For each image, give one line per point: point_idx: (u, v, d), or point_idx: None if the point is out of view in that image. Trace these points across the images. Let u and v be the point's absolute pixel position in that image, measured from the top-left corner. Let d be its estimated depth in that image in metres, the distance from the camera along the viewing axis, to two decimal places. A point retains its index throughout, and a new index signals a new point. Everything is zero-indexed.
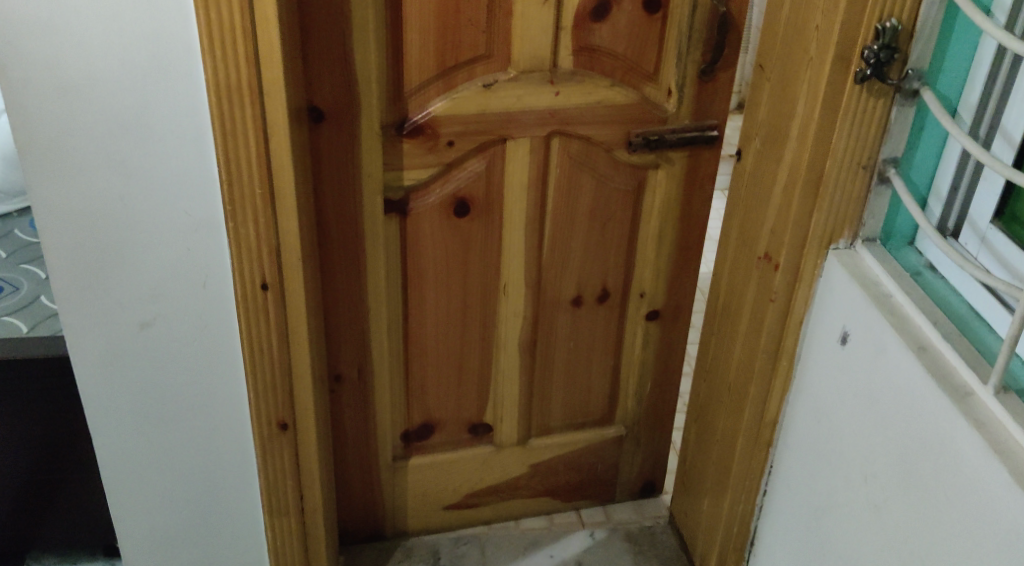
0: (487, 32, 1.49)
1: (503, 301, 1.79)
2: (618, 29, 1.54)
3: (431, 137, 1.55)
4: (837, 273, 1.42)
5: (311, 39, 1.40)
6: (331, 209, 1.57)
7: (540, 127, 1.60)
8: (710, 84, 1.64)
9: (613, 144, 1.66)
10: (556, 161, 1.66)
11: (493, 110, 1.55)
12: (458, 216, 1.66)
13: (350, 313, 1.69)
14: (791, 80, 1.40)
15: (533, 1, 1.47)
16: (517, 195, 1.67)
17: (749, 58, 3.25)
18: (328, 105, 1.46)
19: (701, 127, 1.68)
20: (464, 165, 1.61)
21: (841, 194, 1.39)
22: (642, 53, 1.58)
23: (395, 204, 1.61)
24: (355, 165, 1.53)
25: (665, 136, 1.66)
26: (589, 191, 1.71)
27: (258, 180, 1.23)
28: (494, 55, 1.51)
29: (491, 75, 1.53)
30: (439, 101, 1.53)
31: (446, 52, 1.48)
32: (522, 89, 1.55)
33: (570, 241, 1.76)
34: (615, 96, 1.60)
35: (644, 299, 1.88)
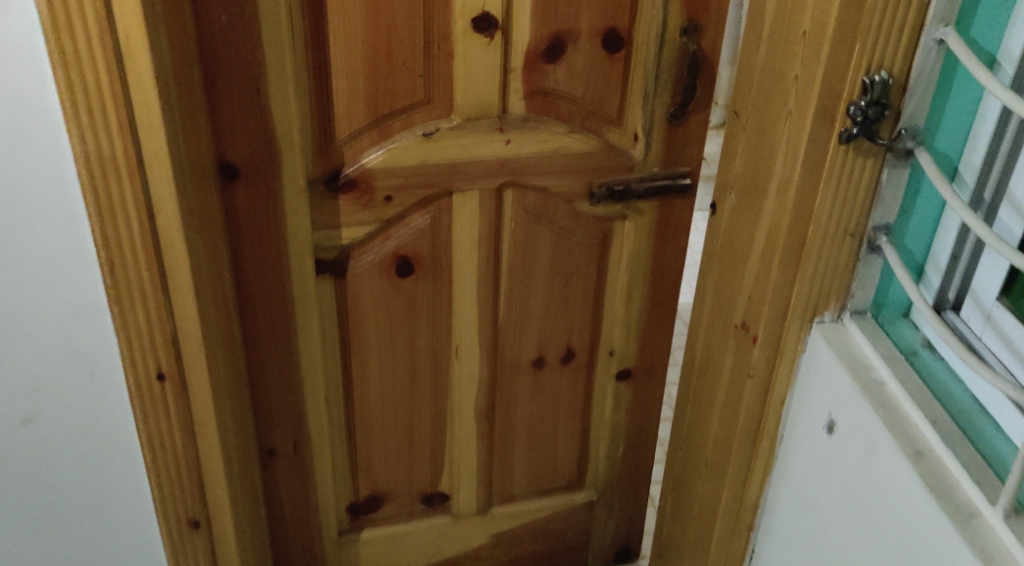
0: (425, 77, 1.31)
1: (456, 365, 1.62)
2: (575, 70, 1.37)
3: (366, 193, 1.37)
4: (822, 351, 1.24)
5: (219, 89, 1.23)
6: (253, 274, 1.39)
7: (491, 178, 1.42)
8: (681, 128, 1.46)
9: (574, 195, 1.49)
10: (510, 214, 1.48)
11: (436, 161, 1.38)
12: (400, 276, 1.48)
13: (281, 383, 1.52)
14: (768, 132, 1.22)
15: (476, 42, 1.29)
16: (467, 253, 1.49)
17: (731, 72, 3.08)
18: (243, 160, 1.29)
19: (671, 174, 1.50)
20: (405, 221, 1.43)
21: (826, 264, 1.21)
22: (604, 96, 1.41)
23: (328, 265, 1.44)
24: (278, 225, 1.36)
25: (631, 185, 1.49)
26: (548, 246, 1.54)
27: (145, 260, 1.06)
28: (434, 101, 1.34)
29: (432, 123, 1.35)
30: (373, 152, 1.35)
31: (378, 99, 1.31)
32: (468, 137, 1.37)
33: (529, 298, 1.59)
34: (574, 143, 1.43)
35: (613, 358, 1.71)
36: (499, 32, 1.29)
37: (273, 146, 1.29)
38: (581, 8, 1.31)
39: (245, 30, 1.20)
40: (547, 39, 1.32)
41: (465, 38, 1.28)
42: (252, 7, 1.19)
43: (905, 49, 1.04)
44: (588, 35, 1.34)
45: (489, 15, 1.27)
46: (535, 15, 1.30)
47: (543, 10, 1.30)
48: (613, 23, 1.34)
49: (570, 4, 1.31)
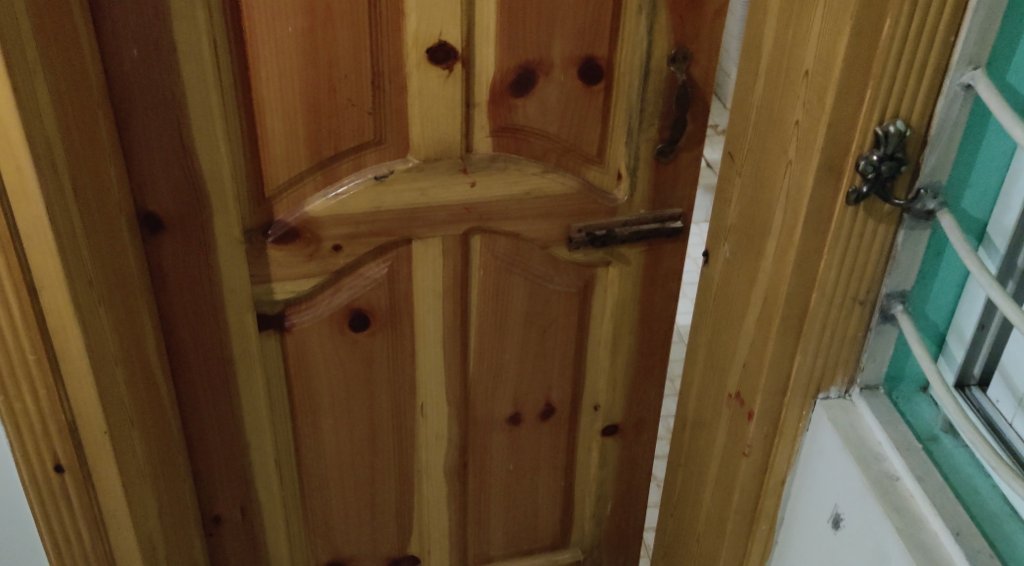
0: (374, 115, 1.15)
1: (422, 424, 1.46)
2: (548, 104, 1.20)
3: (311, 243, 1.21)
4: (827, 434, 1.08)
5: (134, 132, 1.07)
6: (186, 333, 1.24)
7: (454, 224, 1.26)
8: (669, 166, 1.30)
9: (550, 241, 1.33)
10: (478, 262, 1.32)
11: (391, 207, 1.21)
12: (355, 330, 1.33)
13: (225, 449, 1.37)
14: (766, 182, 1.05)
15: (432, 75, 1.13)
16: (430, 304, 1.34)
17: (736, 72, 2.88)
18: (166, 210, 1.13)
19: (659, 218, 1.34)
20: (358, 272, 1.28)
21: (832, 335, 1.05)
22: (581, 132, 1.24)
23: (272, 321, 1.28)
24: (211, 281, 1.21)
25: (614, 230, 1.33)
26: (522, 295, 1.38)
27: (30, 345, 0.93)
28: (387, 141, 1.18)
29: (386, 165, 1.19)
30: (318, 198, 1.19)
31: (322, 140, 1.15)
32: (427, 180, 1.21)
33: (502, 352, 1.43)
34: (549, 185, 1.26)
35: (599, 412, 1.55)
36: (458, 63, 1.13)
37: (201, 195, 1.13)
38: (554, 35, 1.15)
39: (160, 66, 1.04)
40: (515, 70, 1.16)
41: (419, 71, 1.12)
42: (167, 40, 1.03)
43: (925, 96, 0.88)
44: (562, 65, 1.18)
45: (446, 44, 1.11)
46: (500, 44, 1.13)
47: (509, 38, 1.13)
48: (590, 52, 1.17)
49: (541, 31, 1.14)
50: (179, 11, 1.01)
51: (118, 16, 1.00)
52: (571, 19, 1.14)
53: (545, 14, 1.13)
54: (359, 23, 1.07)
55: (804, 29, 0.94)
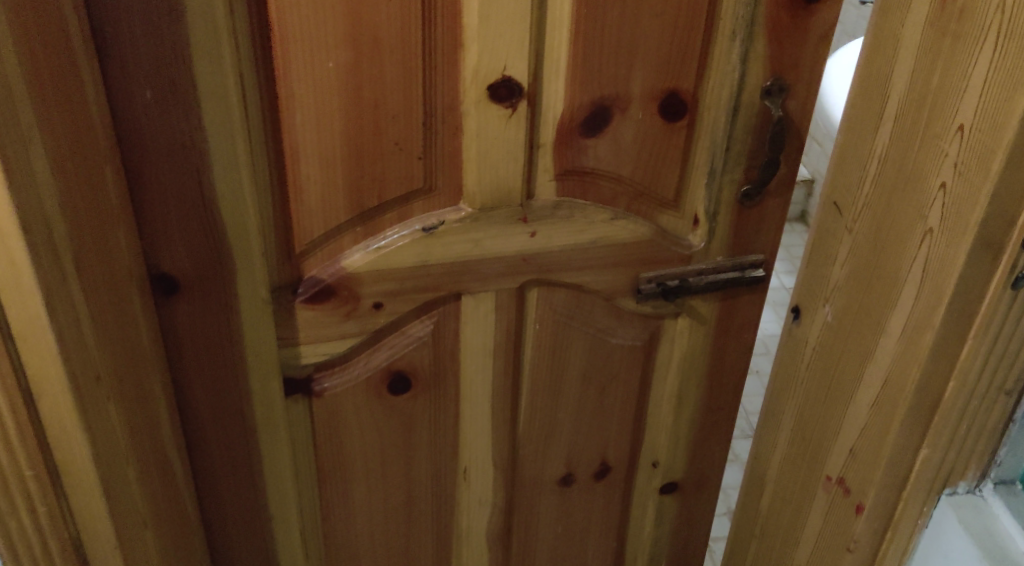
0: (424, 159, 0.98)
1: (464, 490, 1.30)
2: (623, 143, 1.04)
3: (348, 301, 1.05)
4: (956, 536, 0.92)
5: (147, 184, 0.90)
6: (203, 408, 1.07)
7: (510, 276, 1.10)
8: (754, 210, 1.14)
9: (616, 292, 1.17)
10: (534, 316, 1.17)
11: (440, 261, 1.05)
12: (394, 393, 1.16)
13: (245, 531, 1.20)
14: (894, 248, 0.89)
15: (494, 114, 0.96)
16: (479, 364, 1.18)
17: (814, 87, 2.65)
18: (183, 271, 0.96)
19: (738, 265, 1.18)
20: (400, 331, 1.11)
21: (967, 425, 0.90)
22: (657, 174, 1.09)
23: (299, 385, 1.11)
24: (233, 347, 1.03)
25: (688, 279, 1.17)
26: (581, 351, 1.22)
27: (27, 459, 0.78)
28: (437, 187, 1.02)
29: (436, 214, 1.03)
30: (358, 250, 1.02)
31: (363, 190, 0.98)
32: (482, 230, 1.05)
33: (556, 411, 1.27)
34: (619, 233, 1.10)
35: (657, 469, 1.39)
36: (524, 100, 0.96)
37: (224, 256, 0.96)
38: (634, 67, 0.98)
39: (178, 112, 0.87)
40: (587, 106, 1.00)
41: (479, 110, 0.95)
42: (186, 80, 0.85)
43: None
44: (641, 100, 1.01)
45: (512, 80, 0.94)
46: (572, 77, 0.97)
47: (583, 71, 0.97)
48: (673, 85, 1.01)
49: (619, 62, 0.97)
50: (201, 47, 0.84)
51: (129, 53, 0.83)
52: (655, 47, 0.98)
53: (625, 42, 0.96)
54: (412, 56, 0.91)
55: (959, 74, 0.78)
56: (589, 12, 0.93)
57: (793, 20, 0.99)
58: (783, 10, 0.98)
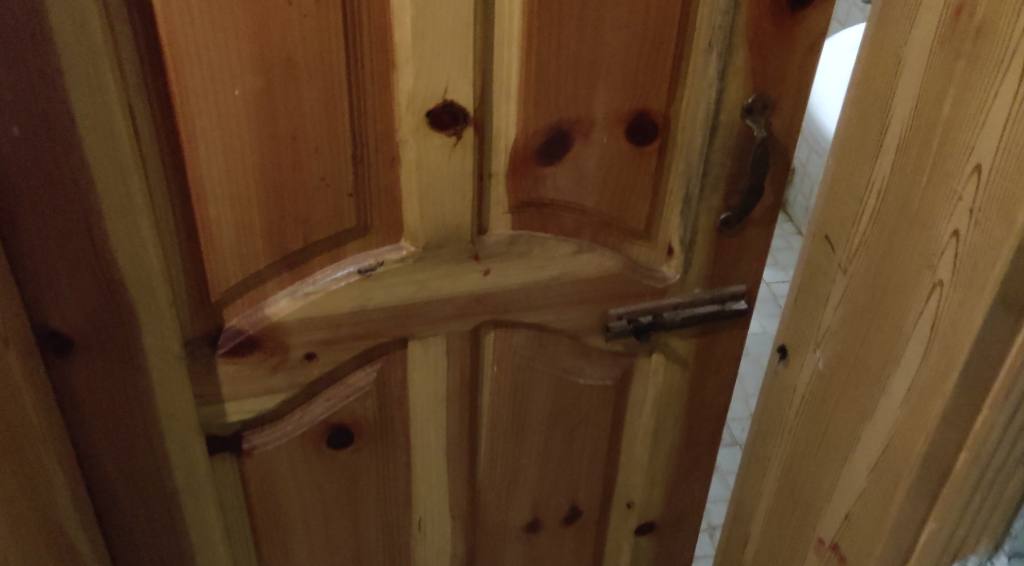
0: (357, 195, 0.85)
1: (419, 543, 1.18)
2: (586, 170, 0.91)
3: (276, 353, 0.92)
4: None
5: (25, 233, 0.77)
6: (115, 477, 0.94)
7: (462, 318, 0.98)
8: (734, 239, 1.02)
9: (582, 330, 1.05)
10: (491, 359, 1.04)
11: (380, 305, 0.93)
12: (334, 448, 1.04)
13: None
14: (896, 297, 0.78)
15: (435, 144, 0.83)
16: (430, 413, 1.05)
17: None
18: (77, 328, 0.83)
19: (718, 297, 1.06)
20: (340, 381, 0.99)
21: None
22: (626, 202, 0.96)
23: (225, 444, 0.98)
24: (145, 409, 0.91)
25: (662, 314, 1.05)
26: (545, 393, 1.10)
27: None
28: (374, 225, 0.89)
29: (374, 254, 0.90)
30: (284, 296, 0.89)
31: (286, 232, 0.84)
32: (428, 271, 0.92)
33: (519, 456, 1.15)
34: (583, 268, 0.98)
35: (633, 510, 1.27)
36: (470, 127, 0.83)
37: (125, 310, 0.83)
38: (596, 86, 0.85)
39: (56, 151, 0.74)
40: (543, 131, 0.87)
41: (417, 139, 0.82)
42: (62, 114, 0.72)
43: None
44: (605, 123, 0.88)
45: (454, 105, 0.81)
46: (524, 99, 0.84)
47: (536, 92, 0.84)
48: (642, 106, 0.89)
49: (579, 81, 0.85)
50: (77, 76, 0.71)
51: None
52: (621, 64, 0.85)
53: (586, 58, 0.83)
54: (334, 81, 0.77)
55: (975, 106, 0.66)
56: (542, 25, 0.80)
57: (778, 30, 0.86)
58: (767, 18, 0.85)
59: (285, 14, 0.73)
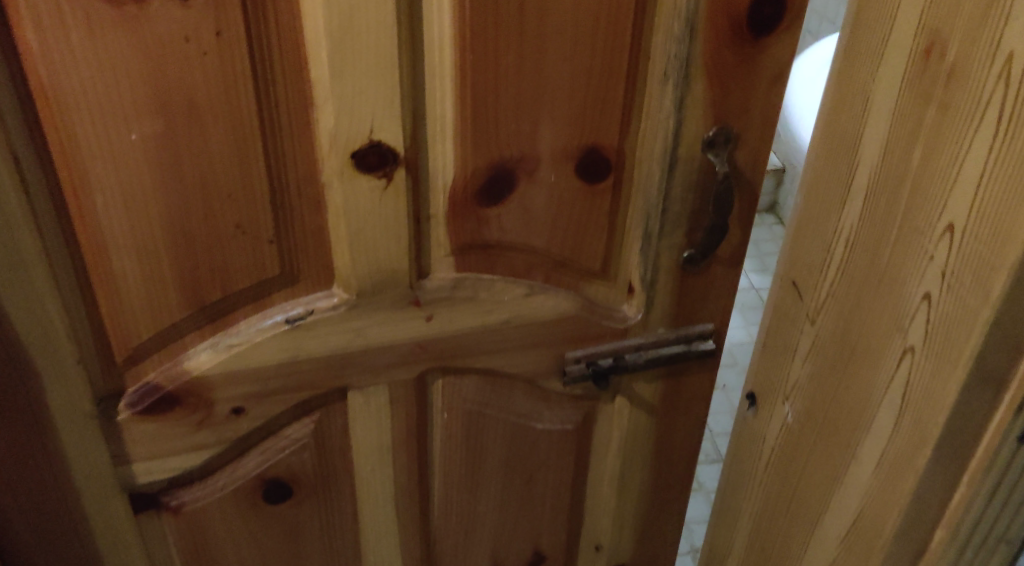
0: (279, 241, 0.78)
1: None
2: (533, 209, 0.84)
3: (199, 409, 0.85)
4: None
5: None
6: (30, 546, 0.87)
7: (405, 366, 0.91)
8: (699, 277, 0.94)
9: (537, 374, 0.98)
10: (440, 406, 0.97)
11: (312, 356, 0.86)
12: (273, 502, 0.96)
13: None
14: (865, 357, 0.71)
15: (363, 187, 0.76)
16: (376, 463, 0.98)
17: None
18: None
19: (684, 337, 0.99)
20: (274, 434, 0.92)
21: None
22: (580, 241, 0.89)
23: (151, 502, 0.91)
24: (57, 470, 0.83)
25: (623, 356, 0.98)
26: (500, 438, 1.03)
27: None
28: (302, 272, 0.82)
29: (303, 302, 0.83)
30: (205, 350, 0.82)
31: (201, 283, 0.77)
32: (365, 319, 0.85)
33: (476, 503, 1.08)
34: (536, 311, 0.91)
35: (601, 553, 1.20)
36: (402, 168, 0.76)
37: (25, 370, 0.76)
38: (540, 121, 0.78)
39: None
40: (484, 169, 0.80)
41: (342, 182, 0.75)
42: None
43: None
44: (553, 160, 0.81)
45: (382, 145, 0.74)
46: (461, 136, 0.77)
47: (474, 128, 0.77)
48: (593, 141, 0.81)
49: (521, 117, 0.77)
50: None
51: None
52: (567, 98, 0.78)
53: (527, 92, 0.76)
54: (245, 122, 0.70)
55: (946, 158, 0.59)
56: (477, 58, 0.73)
57: (739, 59, 0.79)
58: (726, 46, 0.78)
59: (184, 51, 0.66)
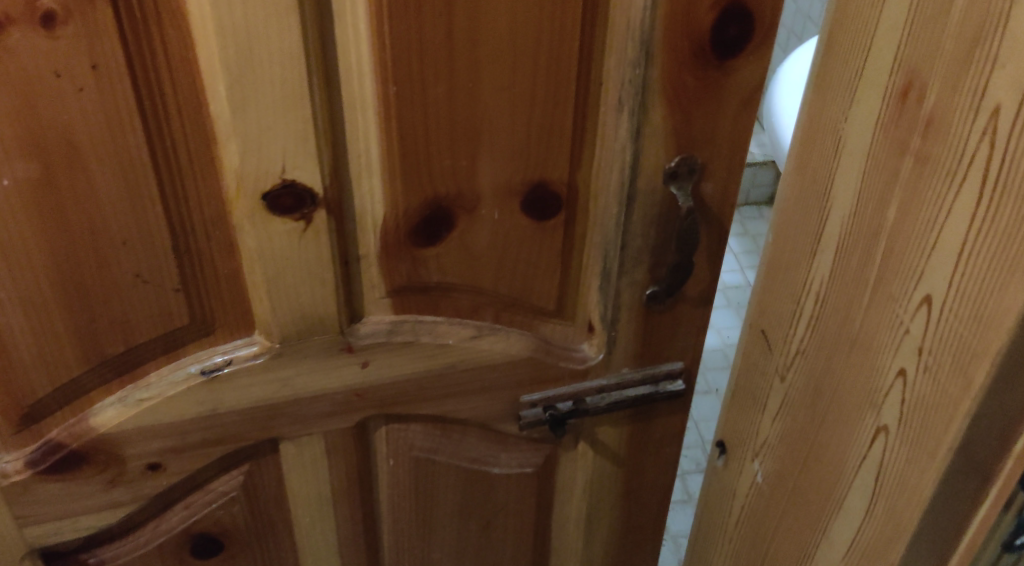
0: (187, 287, 0.70)
1: None
2: (476, 248, 0.76)
3: (109, 465, 0.77)
4: None
5: None
6: None
7: (341, 415, 0.83)
8: (665, 317, 0.86)
9: (490, 418, 0.90)
10: (384, 454, 0.89)
11: (235, 409, 0.78)
12: (203, 557, 0.89)
13: None
14: (835, 428, 0.63)
15: (278, 230, 0.68)
16: (315, 513, 0.90)
17: None
18: None
19: (651, 378, 0.90)
20: (199, 488, 0.84)
21: None
22: (532, 280, 0.81)
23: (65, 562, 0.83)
24: None
25: (584, 399, 0.89)
26: (453, 484, 0.95)
27: None
28: (217, 319, 0.74)
29: (221, 351, 0.75)
30: (113, 404, 0.74)
31: (100, 333, 0.70)
32: (292, 368, 0.77)
33: (429, 550, 1.00)
34: (485, 356, 0.83)
35: None
36: (321, 210, 0.68)
37: None
38: (480, 155, 0.70)
39: None
40: (417, 207, 0.72)
41: (253, 225, 0.67)
42: None
43: None
44: (496, 195, 0.73)
45: (296, 184, 0.66)
46: (389, 172, 0.69)
47: (403, 163, 0.69)
48: (540, 175, 0.73)
49: (455, 151, 0.69)
50: None
51: None
52: (509, 129, 0.69)
53: (462, 124, 0.68)
54: (135, 162, 0.63)
55: (925, 219, 0.51)
56: (401, 89, 0.65)
57: (701, 84, 0.70)
58: (687, 71, 0.69)
59: (55, 87, 0.58)
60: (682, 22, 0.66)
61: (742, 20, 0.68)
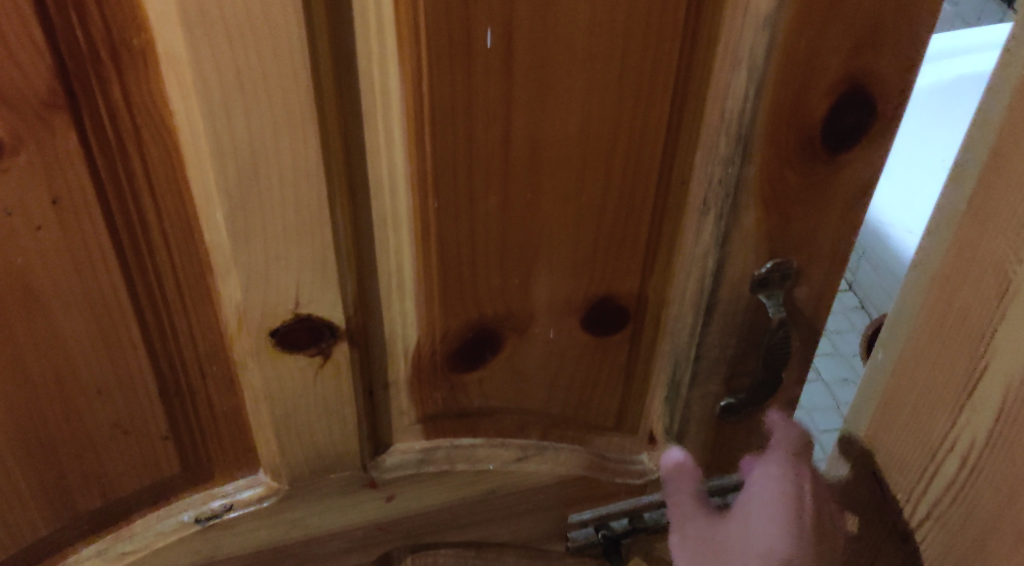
0: (177, 431, 0.58)
1: None
2: (524, 365, 0.63)
3: None
4: None
5: None
6: None
7: (361, 551, 0.69)
8: (743, 429, 0.72)
9: (534, 541, 0.76)
10: None
11: (236, 556, 0.64)
12: None
13: None
14: None
15: (288, 368, 0.55)
16: None
17: None
18: None
19: (720, 490, 0.75)
20: None
21: None
22: (588, 395, 0.68)
23: None
24: None
25: (641, 515, 0.76)
26: None
27: None
28: (215, 460, 0.61)
29: (218, 493, 0.62)
30: (90, 558, 0.61)
31: (74, 488, 0.57)
32: (305, 507, 0.64)
33: None
34: (529, 479, 0.70)
35: None
36: (342, 343, 0.55)
37: None
38: (535, 270, 0.58)
39: None
40: (458, 329, 0.59)
41: (258, 364, 0.54)
42: None
43: None
44: (551, 312, 0.61)
45: (312, 318, 0.53)
46: (424, 292, 0.56)
47: (442, 282, 0.56)
48: (606, 286, 0.61)
49: (506, 269, 0.57)
50: None
51: None
52: (572, 241, 0.57)
53: (516, 240, 0.56)
54: (112, 299, 0.50)
55: None
56: (444, 204, 0.52)
57: (806, 182, 0.56)
58: (791, 167, 0.55)
59: (6, 225, 0.46)
60: (791, 111, 0.52)
61: (861, 106, 0.54)
